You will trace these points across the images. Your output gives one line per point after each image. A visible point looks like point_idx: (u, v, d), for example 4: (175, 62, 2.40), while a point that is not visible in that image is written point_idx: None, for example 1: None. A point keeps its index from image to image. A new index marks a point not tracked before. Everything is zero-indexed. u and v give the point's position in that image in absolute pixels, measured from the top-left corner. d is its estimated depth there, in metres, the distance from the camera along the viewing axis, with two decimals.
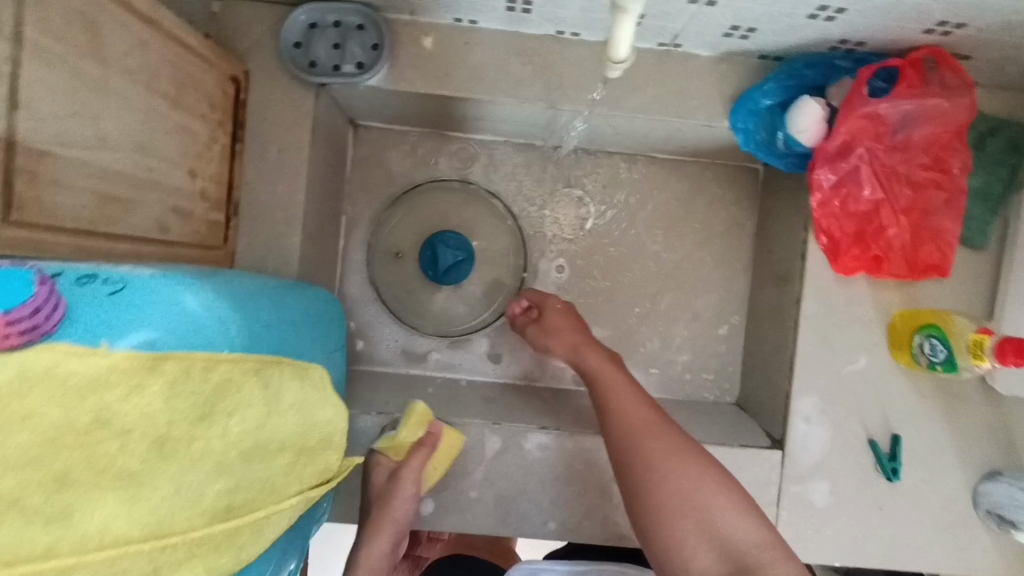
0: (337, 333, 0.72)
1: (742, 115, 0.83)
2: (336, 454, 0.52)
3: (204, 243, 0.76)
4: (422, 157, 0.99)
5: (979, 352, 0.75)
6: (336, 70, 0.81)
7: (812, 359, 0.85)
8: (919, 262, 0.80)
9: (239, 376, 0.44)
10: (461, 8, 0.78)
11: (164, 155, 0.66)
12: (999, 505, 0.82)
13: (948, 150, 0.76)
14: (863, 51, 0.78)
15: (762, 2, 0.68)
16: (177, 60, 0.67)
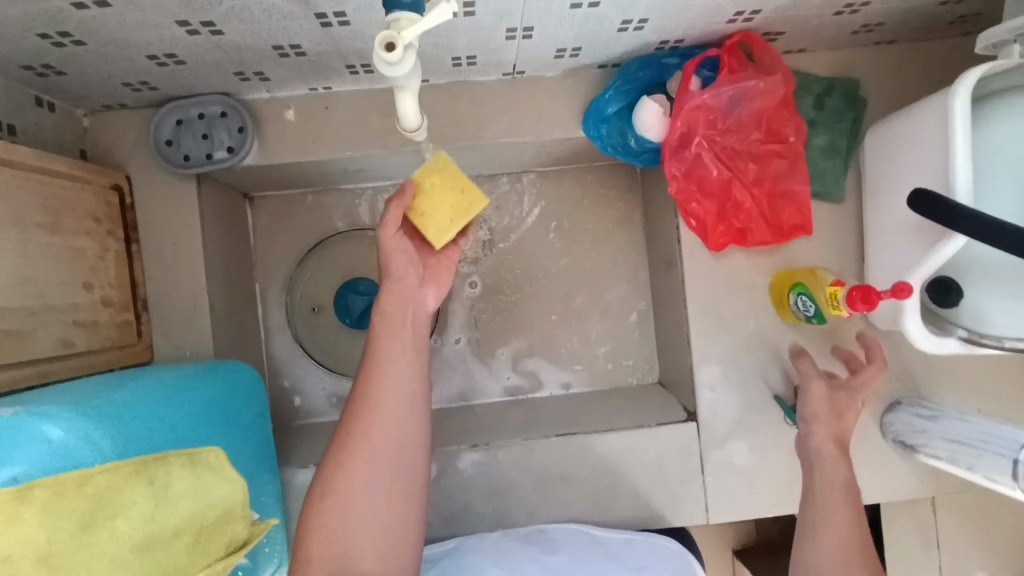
0: (249, 403, 0.78)
1: (594, 123, 0.89)
2: (242, 523, 0.58)
3: (116, 345, 0.81)
4: (320, 214, 1.05)
5: (837, 303, 0.80)
6: (209, 159, 0.86)
7: (705, 332, 0.92)
8: (784, 225, 0.86)
9: (118, 481, 0.49)
10: (311, 80, 0.84)
11: (52, 278, 0.71)
12: (899, 433, 0.88)
13: (778, 122, 0.82)
14: (686, 46, 0.84)
15: (572, 26, 0.75)
16: (46, 189, 0.72)
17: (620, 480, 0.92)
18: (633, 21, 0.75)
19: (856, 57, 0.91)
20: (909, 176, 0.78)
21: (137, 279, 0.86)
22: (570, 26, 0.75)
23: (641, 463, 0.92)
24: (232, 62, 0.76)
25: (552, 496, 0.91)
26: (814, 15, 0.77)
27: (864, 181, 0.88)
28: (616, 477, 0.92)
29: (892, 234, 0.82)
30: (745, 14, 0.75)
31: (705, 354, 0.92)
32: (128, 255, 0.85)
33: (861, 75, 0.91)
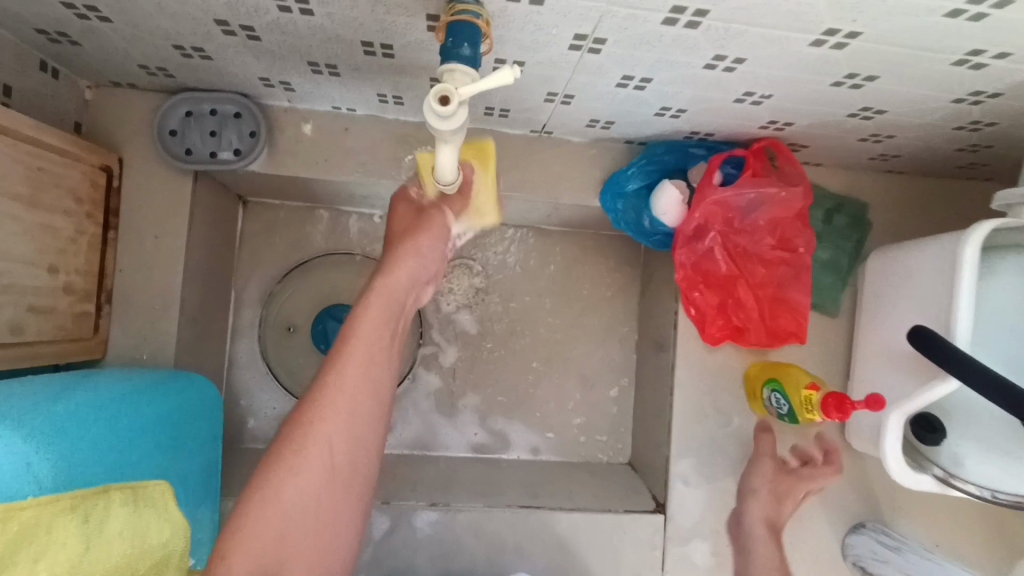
0: (205, 427, 0.74)
1: (611, 197, 0.88)
2: (179, 573, 0.51)
3: (70, 335, 0.74)
4: (314, 231, 1.00)
5: (809, 407, 0.78)
6: (213, 157, 0.82)
7: (686, 423, 0.90)
8: (778, 330, 0.85)
9: (47, 518, 0.44)
10: (336, 99, 0.81)
11: (17, 257, 0.65)
12: (860, 558, 0.86)
13: (792, 232, 0.82)
14: (714, 140, 0.84)
15: (609, 104, 0.74)
16: (33, 160, 0.67)
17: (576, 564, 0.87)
18: (671, 109, 0.74)
19: (869, 182, 0.93)
20: (908, 311, 0.79)
21: (106, 268, 0.80)
22: (608, 103, 0.73)
23: (602, 549, 0.87)
24: (261, 67, 0.73)
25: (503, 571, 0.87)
26: (841, 137, 0.79)
27: (861, 301, 0.90)
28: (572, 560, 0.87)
29: (883, 361, 0.83)
30: (778, 124, 0.75)
31: (683, 446, 0.90)
32: (103, 240, 0.79)
33: (873, 199, 0.93)
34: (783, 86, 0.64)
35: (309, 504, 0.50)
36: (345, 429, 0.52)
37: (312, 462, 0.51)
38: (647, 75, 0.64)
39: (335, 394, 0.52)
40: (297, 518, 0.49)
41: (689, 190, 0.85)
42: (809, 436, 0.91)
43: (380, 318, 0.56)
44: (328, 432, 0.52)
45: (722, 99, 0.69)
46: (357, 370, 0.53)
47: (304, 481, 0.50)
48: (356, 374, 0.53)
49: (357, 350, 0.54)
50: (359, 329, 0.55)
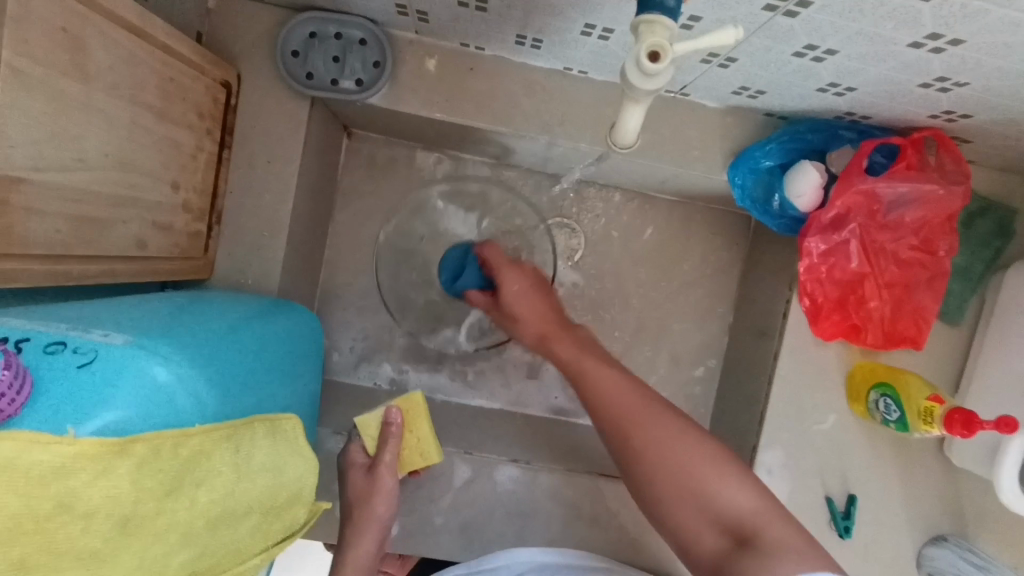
0: (310, 363, 0.72)
1: (742, 172, 0.82)
2: (303, 508, 0.53)
3: (184, 253, 0.74)
4: (415, 172, 0.97)
5: (929, 418, 0.75)
6: (334, 85, 0.78)
7: (781, 416, 0.87)
8: (896, 334, 0.81)
9: (209, 445, 0.42)
10: (470, 35, 0.76)
11: (146, 170, 0.64)
12: (939, 571, 0.84)
13: (936, 233, 0.77)
14: (868, 124, 0.77)
15: (772, 72, 0.67)
16: (165, 69, 0.64)
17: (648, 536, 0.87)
18: (839, 87, 0.68)
19: (1021, 188, 0.85)
20: None
21: (219, 188, 0.79)
22: (772, 72, 0.67)
23: None
24: None
25: (575, 533, 0.87)
26: (1018, 136, 0.71)
27: (992, 315, 0.84)
28: (644, 532, 0.87)
29: (1014, 383, 0.78)
30: (954, 115, 0.69)
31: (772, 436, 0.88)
32: (218, 159, 0.77)
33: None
34: (990, 74, 0.57)
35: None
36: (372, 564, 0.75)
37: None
38: (836, 47, 0.58)
39: (365, 525, 0.75)
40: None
41: (829, 174, 0.79)
42: (906, 444, 0.88)
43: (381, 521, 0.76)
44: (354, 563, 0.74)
45: (908, 82, 0.63)
46: (382, 509, 0.76)
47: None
48: (372, 522, 0.75)
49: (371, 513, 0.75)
50: (367, 529, 0.75)
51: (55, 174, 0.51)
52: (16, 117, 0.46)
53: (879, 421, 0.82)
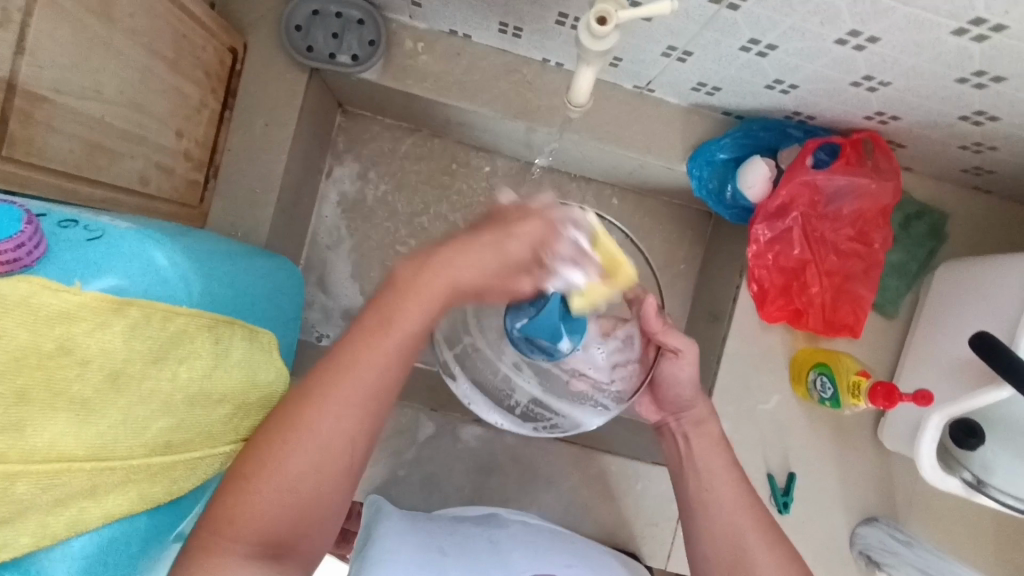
0: (295, 306, 0.77)
1: (699, 163, 0.89)
2: (271, 414, 0.58)
3: (181, 200, 0.80)
4: (402, 151, 1.04)
5: (857, 392, 0.83)
6: (331, 59, 0.85)
7: (727, 392, 0.93)
8: (836, 320, 0.88)
9: (193, 329, 0.48)
10: (458, 22, 0.84)
11: (155, 114, 0.70)
12: (868, 546, 0.90)
13: (872, 226, 0.85)
14: (813, 124, 0.86)
15: (726, 67, 0.75)
16: (180, 27, 0.71)
17: (598, 499, 0.93)
18: (784, 84, 0.76)
19: (954, 195, 0.93)
20: (970, 321, 0.81)
21: (218, 144, 0.85)
22: (725, 66, 0.75)
23: (625, 493, 0.93)
24: None
25: (530, 493, 0.93)
26: (942, 141, 0.80)
27: (922, 308, 0.91)
28: (595, 496, 0.93)
29: (933, 366, 0.85)
30: (885, 116, 0.77)
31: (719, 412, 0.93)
32: (220, 118, 0.84)
33: (957, 213, 0.93)
34: (906, 73, 0.66)
35: (319, 461, 0.52)
36: (382, 383, 0.54)
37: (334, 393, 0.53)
38: (775, 42, 0.67)
39: (384, 336, 0.55)
40: (314, 455, 0.52)
41: (777, 169, 0.86)
42: (843, 427, 0.94)
43: (472, 266, 0.57)
44: (357, 372, 0.53)
45: (841, 80, 0.71)
46: (412, 314, 0.56)
47: (304, 465, 0.51)
48: (405, 326, 0.55)
49: (468, 256, 0.57)
50: (517, 229, 0.58)
51: (75, 100, 0.58)
52: (45, 41, 0.52)
53: (817, 400, 0.89)
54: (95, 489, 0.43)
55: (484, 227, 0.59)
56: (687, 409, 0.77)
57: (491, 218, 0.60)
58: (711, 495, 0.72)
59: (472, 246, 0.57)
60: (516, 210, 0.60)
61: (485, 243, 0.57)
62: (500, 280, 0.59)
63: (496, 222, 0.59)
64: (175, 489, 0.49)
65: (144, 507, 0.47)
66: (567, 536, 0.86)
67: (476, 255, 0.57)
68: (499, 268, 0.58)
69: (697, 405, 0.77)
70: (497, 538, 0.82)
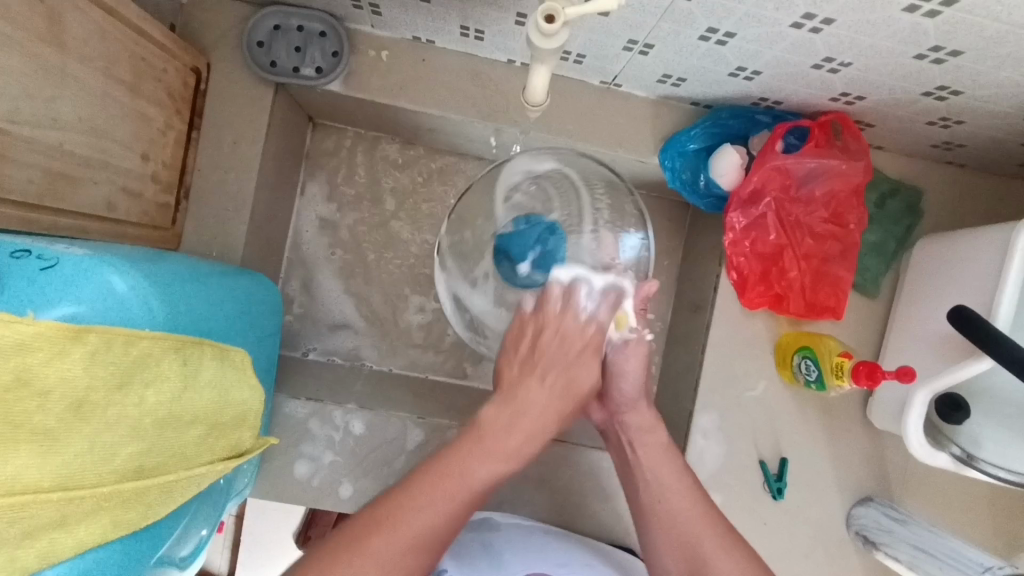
0: (272, 322, 0.76)
1: (671, 155, 0.89)
2: (248, 431, 0.58)
3: (152, 223, 0.79)
4: (376, 160, 1.04)
5: (841, 373, 0.83)
6: (295, 72, 0.85)
7: (714, 382, 0.93)
8: (817, 303, 0.88)
9: (158, 352, 0.48)
10: (420, 28, 0.83)
11: (118, 138, 0.70)
12: (864, 527, 0.90)
13: (845, 206, 0.85)
14: (781, 109, 0.86)
15: (688, 57, 0.75)
16: (138, 49, 0.71)
17: (593, 496, 0.93)
18: (746, 70, 0.76)
19: (926, 170, 0.94)
20: (949, 295, 0.81)
21: (188, 165, 0.85)
22: (687, 56, 0.75)
23: (619, 489, 0.92)
24: None
25: (523, 494, 0.92)
26: (909, 118, 0.80)
27: (902, 285, 0.91)
28: (589, 494, 0.93)
29: (916, 342, 0.85)
30: (850, 97, 0.77)
31: (707, 401, 0.93)
32: (187, 139, 0.84)
33: (931, 188, 0.93)
34: (865, 53, 0.66)
35: (396, 562, 0.62)
36: (449, 513, 0.65)
37: (439, 483, 0.66)
38: (733, 30, 0.67)
39: (443, 486, 0.66)
40: (398, 540, 0.62)
41: (748, 156, 0.86)
42: (832, 409, 0.94)
43: (544, 400, 0.73)
44: (422, 510, 0.64)
45: (802, 63, 0.71)
46: (502, 446, 0.70)
47: (388, 551, 0.62)
48: (462, 482, 0.67)
49: (536, 391, 0.73)
50: (583, 363, 0.75)
51: (32, 129, 0.57)
52: None
53: (803, 383, 0.89)
54: (64, 520, 0.42)
55: (540, 352, 0.74)
56: (629, 414, 0.79)
57: (542, 357, 0.74)
58: (665, 505, 0.73)
59: (536, 391, 0.73)
60: (527, 328, 0.76)
61: (537, 389, 0.73)
62: (565, 395, 0.74)
63: (542, 349, 0.74)
64: (151, 514, 0.48)
65: (118, 534, 0.46)
66: (562, 536, 0.86)
67: (536, 408, 0.72)
68: (564, 407, 0.74)
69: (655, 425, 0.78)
70: (492, 544, 0.82)
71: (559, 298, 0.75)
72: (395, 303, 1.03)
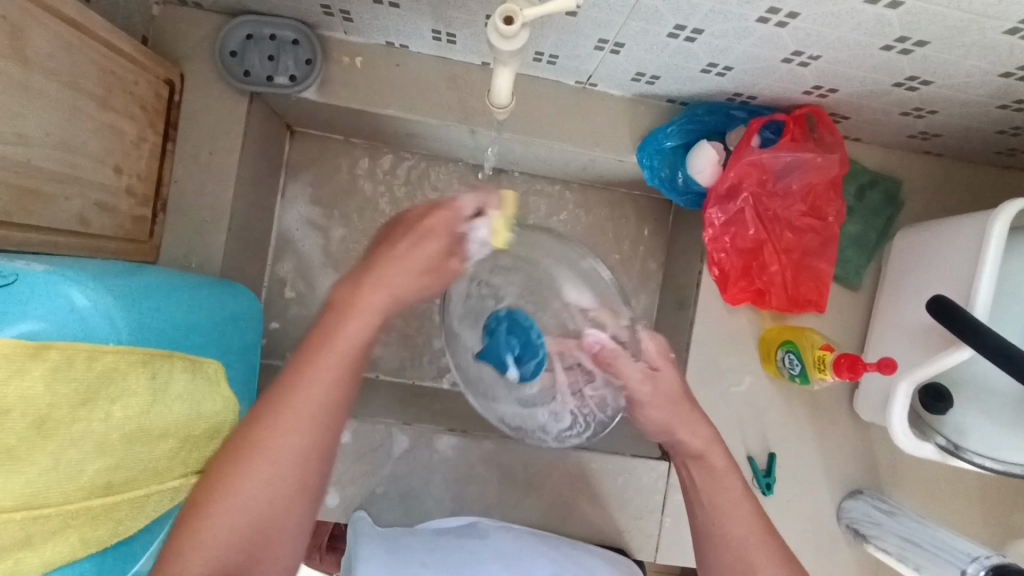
0: (252, 332, 0.76)
1: (648, 153, 0.89)
2: (223, 443, 0.58)
3: (129, 236, 0.79)
4: (355, 166, 1.04)
5: (823, 366, 0.83)
6: (269, 81, 0.85)
7: (699, 379, 0.93)
8: (798, 297, 0.88)
9: (124, 367, 0.48)
10: (392, 33, 0.83)
11: (89, 152, 0.69)
12: (855, 520, 0.89)
13: (822, 199, 0.85)
14: (756, 104, 0.86)
15: (660, 55, 0.75)
16: (107, 63, 0.70)
17: (581, 497, 0.92)
18: (718, 66, 0.76)
19: (904, 161, 0.94)
20: (928, 286, 0.81)
21: (163, 177, 0.84)
22: (658, 53, 0.75)
23: (608, 489, 0.92)
24: None
25: (511, 498, 0.92)
26: (883, 109, 0.80)
27: (885, 276, 0.91)
28: (578, 495, 0.92)
29: (898, 333, 0.85)
30: (822, 89, 0.77)
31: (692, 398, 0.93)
32: (162, 151, 0.84)
33: (910, 178, 0.93)
34: (832, 46, 0.66)
35: (271, 500, 0.52)
36: (338, 389, 0.55)
37: (286, 419, 0.52)
38: (701, 26, 0.67)
39: (324, 360, 0.54)
40: (264, 474, 0.52)
41: (725, 152, 0.86)
42: (819, 402, 0.94)
43: (408, 278, 0.59)
44: (312, 382, 0.54)
45: (772, 57, 0.71)
46: (355, 334, 0.56)
47: (257, 494, 0.51)
48: (347, 343, 0.55)
49: (394, 273, 0.59)
50: (425, 225, 0.61)
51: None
52: None
53: (787, 377, 0.89)
54: (30, 539, 0.42)
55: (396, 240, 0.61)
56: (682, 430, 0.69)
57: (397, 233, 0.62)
58: (721, 532, 0.66)
59: (403, 253, 0.60)
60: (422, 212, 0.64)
61: (404, 281, 0.59)
62: (434, 277, 0.61)
63: (404, 235, 0.61)
64: (121, 530, 0.48)
65: (88, 551, 0.46)
66: (552, 541, 0.86)
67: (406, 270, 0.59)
68: (421, 278, 0.60)
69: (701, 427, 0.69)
70: (479, 549, 0.82)
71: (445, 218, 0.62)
72: None
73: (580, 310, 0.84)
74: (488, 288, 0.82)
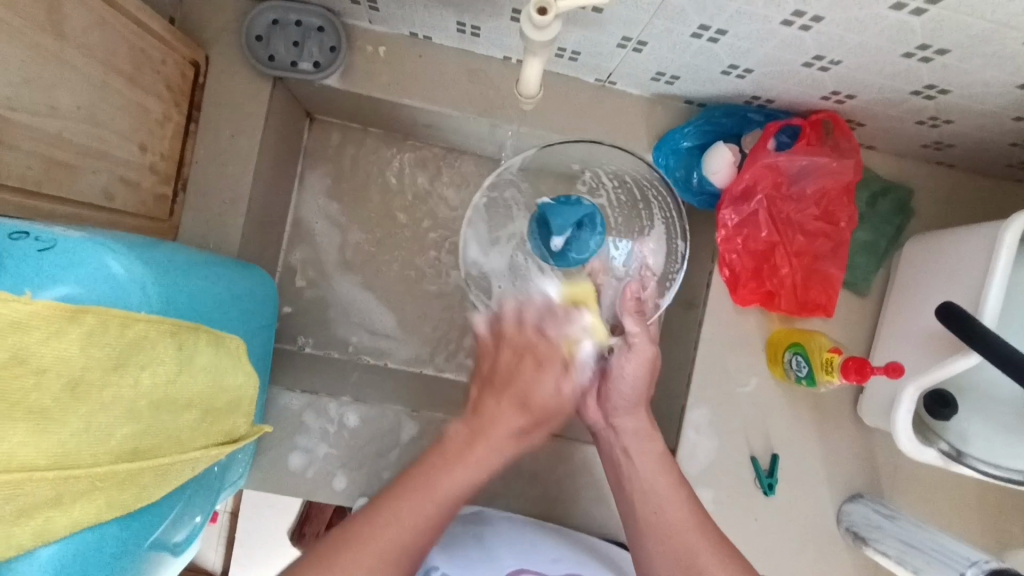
0: (270, 313, 0.77)
1: (664, 152, 0.90)
2: (242, 417, 0.58)
3: (150, 214, 0.80)
4: (372, 155, 1.05)
5: (830, 369, 0.84)
6: (293, 67, 0.86)
7: (706, 378, 0.94)
8: (808, 300, 0.89)
9: (154, 335, 0.49)
10: (417, 24, 0.84)
11: (116, 128, 0.70)
12: (854, 524, 0.90)
13: (836, 204, 0.86)
14: (773, 108, 0.87)
15: (681, 54, 0.76)
16: (137, 41, 0.71)
17: (585, 491, 0.93)
18: (738, 68, 0.77)
19: (916, 170, 0.95)
20: (937, 293, 0.82)
21: (185, 157, 0.85)
22: (680, 53, 0.76)
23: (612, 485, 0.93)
24: None
25: (515, 488, 0.93)
26: (899, 118, 0.81)
27: (894, 284, 0.92)
28: (582, 488, 0.93)
29: (906, 340, 0.86)
30: (840, 95, 0.78)
31: (699, 396, 0.94)
32: (185, 131, 0.84)
33: (921, 187, 0.95)
34: (854, 51, 0.67)
35: (392, 542, 0.61)
36: (474, 479, 0.67)
37: (394, 520, 0.62)
38: (724, 27, 0.68)
39: (441, 472, 0.66)
40: (363, 557, 0.59)
41: (740, 154, 0.87)
42: (824, 406, 0.95)
43: (515, 405, 0.70)
44: (436, 482, 0.65)
45: (792, 61, 0.72)
46: (466, 475, 0.66)
47: (357, 565, 0.59)
48: (455, 483, 0.65)
49: (504, 385, 0.71)
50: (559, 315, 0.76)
51: (30, 116, 0.58)
52: None
53: (794, 379, 0.90)
54: (59, 499, 0.42)
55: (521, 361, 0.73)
56: (624, 419, 0.77)
57: (499, 376, 0.72)
58: (659, 518, 0.69)
59: (500, 410, 0.70)
60: (494, 355, 0.75)
61: (512, 413, 0.70)
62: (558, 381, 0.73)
63: (523, 356, 0.73)
64: (145, 496, 0.49)
65: (112, 515, 0.46)
66: (553, 532, 0.86)
67: (513, 410, 0.70)
68: (530, 424, 0.71)
69: (636, 415, 0.77)
70: (484, 537, 0.83)
71: (517, 315, 0.76)
72: (390, 298, 1.04)
73: (642, 264, 0.88)
74: (594, 181, 0.89)
